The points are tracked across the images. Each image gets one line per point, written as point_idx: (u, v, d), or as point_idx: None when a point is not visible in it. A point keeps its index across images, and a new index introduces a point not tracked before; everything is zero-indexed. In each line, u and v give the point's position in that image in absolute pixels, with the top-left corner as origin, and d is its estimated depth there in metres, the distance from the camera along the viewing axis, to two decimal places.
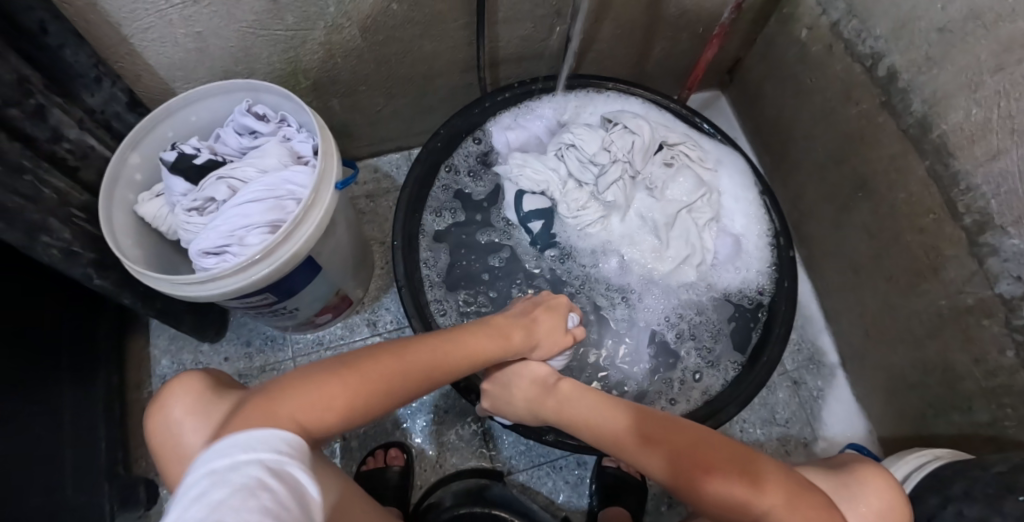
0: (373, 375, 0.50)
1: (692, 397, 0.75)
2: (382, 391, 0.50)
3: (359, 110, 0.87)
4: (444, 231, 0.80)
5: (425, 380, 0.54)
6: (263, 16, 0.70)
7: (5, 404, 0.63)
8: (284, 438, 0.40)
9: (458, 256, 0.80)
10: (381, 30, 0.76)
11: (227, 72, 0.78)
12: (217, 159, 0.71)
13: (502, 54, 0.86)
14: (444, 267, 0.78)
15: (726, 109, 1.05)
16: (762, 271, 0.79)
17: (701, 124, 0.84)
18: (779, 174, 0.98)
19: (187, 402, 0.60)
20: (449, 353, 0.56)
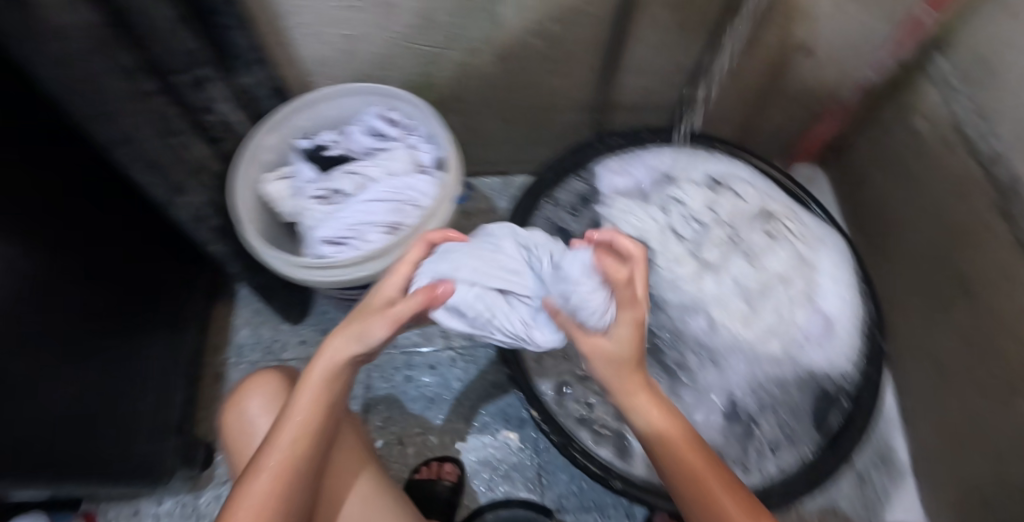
0: (270, 481, 0.50)
1: (766, 471, 0.75)
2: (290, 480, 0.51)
3: (476, 130, 0.92)
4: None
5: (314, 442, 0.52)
6: (413, 30, 0.75)
7: (94, 346, 0.68)
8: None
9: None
10: (516, 60, 0.80)
11: (366, 75, 0.83)
12: (348, 154, 0.75)
13: (620, 99, 0.89)
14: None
15: (825, 187, 1.06)
16: (849, 357, 0.78)
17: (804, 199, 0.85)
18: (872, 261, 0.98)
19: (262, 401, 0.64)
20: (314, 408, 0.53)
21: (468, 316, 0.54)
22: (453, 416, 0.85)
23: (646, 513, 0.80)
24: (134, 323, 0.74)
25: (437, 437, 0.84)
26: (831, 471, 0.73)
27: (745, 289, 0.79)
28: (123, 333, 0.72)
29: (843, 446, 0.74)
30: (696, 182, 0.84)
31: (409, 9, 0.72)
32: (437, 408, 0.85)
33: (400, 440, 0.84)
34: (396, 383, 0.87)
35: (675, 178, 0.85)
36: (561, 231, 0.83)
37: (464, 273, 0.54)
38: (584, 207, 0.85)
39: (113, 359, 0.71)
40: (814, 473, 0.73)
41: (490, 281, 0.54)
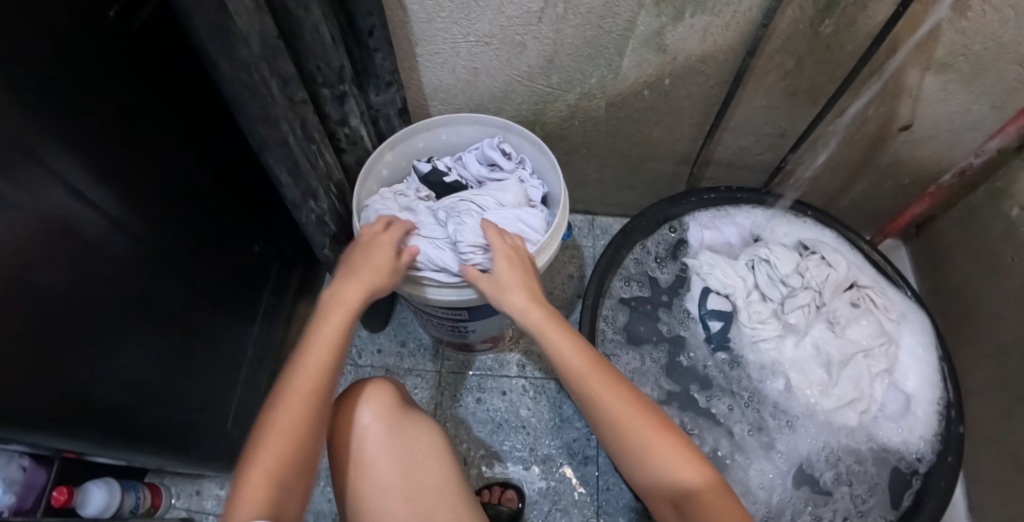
0: (276, 451, 0.50)
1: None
2: (297, 449, 0.51)
3: (572, 169, 0.96)
4: (629, 305, 0.84)
5: (315, 413, 0.53)
6: (535, 70, 0.80)
7: (203, 321, 0.74)
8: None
9: (633, 324, 0.84)
10: (624, 108, 0.84)
11: (480, 106, 0.88)
12: (461, 181, 0.79)
13: (716, 157, 0.92)
14: (619, 327, 0.83)
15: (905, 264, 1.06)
16: (926, 438, 0.78)
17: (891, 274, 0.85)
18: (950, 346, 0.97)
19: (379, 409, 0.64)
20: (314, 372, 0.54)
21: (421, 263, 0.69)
22: (518, 443, 0.86)
23: None
24: (232, 310, 0.80)
25: (500, 462, 0.85)
26: None
27: (827, 356, 0.79)
28: (221, 318, 0.78)
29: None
30: (785, 246, 0.84)
31: (537, 51, 0.77)
32: (503, 434, 0.87)
33: (463, 460, 0.86)
34: (465, 403, 0.89)
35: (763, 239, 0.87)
36: (650, 281, 0.86)
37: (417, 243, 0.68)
38: (671, 261, 0.87)
39: (209, 340, 0.76)
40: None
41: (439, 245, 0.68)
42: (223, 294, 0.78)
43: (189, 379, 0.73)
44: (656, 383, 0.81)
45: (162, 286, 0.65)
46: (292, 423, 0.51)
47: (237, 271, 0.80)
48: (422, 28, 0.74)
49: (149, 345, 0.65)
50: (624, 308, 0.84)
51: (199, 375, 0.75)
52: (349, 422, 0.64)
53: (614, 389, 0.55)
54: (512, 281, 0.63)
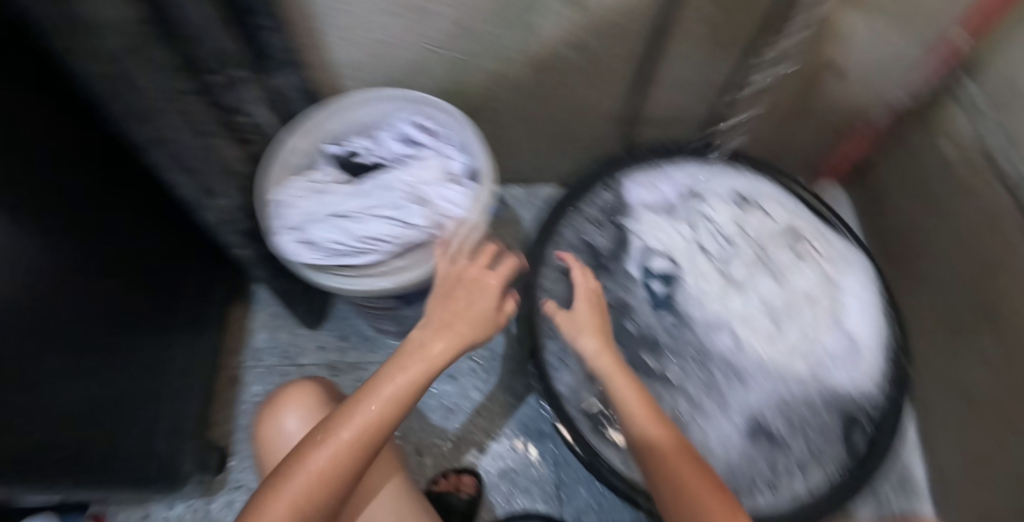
0: (291, 502, 0.47)
1: (797, 490, 0.75)
2: (313, 504, 0.48)
3: (502, 139, 0.92)
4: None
5: (341, 468, 0.49)
6: (446, 37, 0.75)
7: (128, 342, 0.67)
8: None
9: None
10: (546, 70, 0.80)
11: (396, 81, 0.83)
12: (380, 162, 0.74)
13: (648, 113, 0.89)
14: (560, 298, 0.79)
15: (846, 209, 1.06)
16: (875, 378, 0.78)
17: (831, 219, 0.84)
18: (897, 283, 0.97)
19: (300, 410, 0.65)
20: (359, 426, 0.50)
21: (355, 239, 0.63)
22: (472, 426, 0.84)
23: None
24: (161, 322, 0.73)
25: (455, 448, 0.83)
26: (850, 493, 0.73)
27: (771, 308, 0.79)
28: (151, 332, 0.71)
29: (870, 465, 0.74)
30: (723, 199, 0.84)
31: (444, 16, 0.72)
32: (459, 420, 0.84)
33: (420, 451, 0.83)
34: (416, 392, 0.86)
35: (702, 193, 0.84)
36: (591, 248, 0.82)
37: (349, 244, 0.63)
38: (611, 225, 0.83)
39: (142, 358, 0.70)
40: (842, 494, 0.74)
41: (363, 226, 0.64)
42: (151, 306, 0.71)
43: (119, 405, 0.66)
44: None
45: (77, 309, 0.58)
46: (316, 476, 0.48)
47: (162, 281, 0.73)
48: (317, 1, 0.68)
49: (67, 376, 0.58)
50: (564, 278, 0.80)
51: (128, 400, 0.68)
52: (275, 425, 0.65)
53: (666, 449, 0.54)
54: (586, 331, 0.62)
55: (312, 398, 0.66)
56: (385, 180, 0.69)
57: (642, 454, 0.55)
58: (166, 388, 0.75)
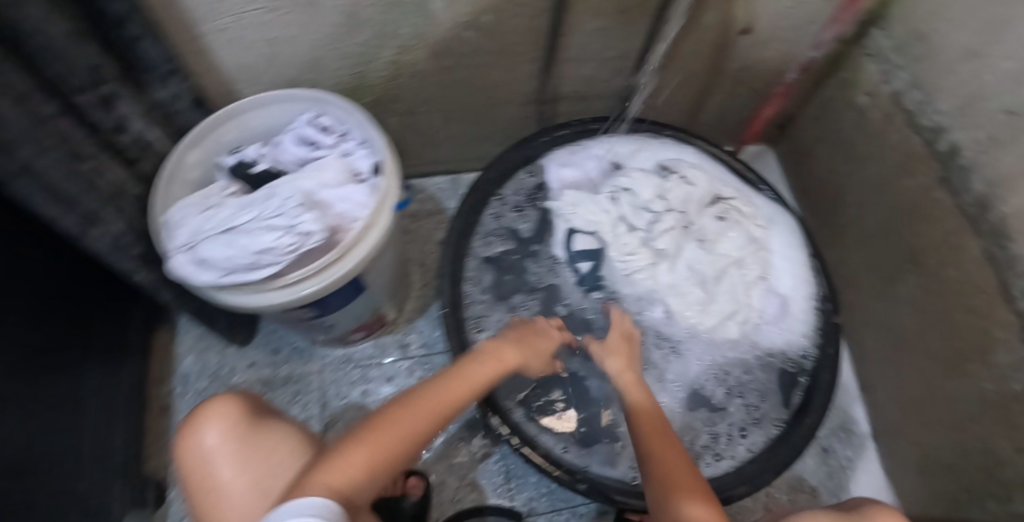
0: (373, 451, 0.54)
1: (737, 454, 0.74)
2: (387, 458, 0.55)
3: (416, 131, 0.89)
4: (496, 264, 0.79)
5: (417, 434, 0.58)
6: (338, 29, 0.72)
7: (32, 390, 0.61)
8: (321, 509, 0.46)
9: (502, 282, 0.79)
10: (449, 55, 0.77)
11: (292, 79, 0.79)
12: (276, 168, 0.71)
13: (564, 90, 0.87)
14: (486, 287, 0.78)
15: (773, 165, 1.09)
16: (806, 334, 0.78)
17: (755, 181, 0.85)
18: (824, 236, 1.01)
19: (225, 426, 0.58)
20: (435, 404, 0.61)
21: (248, 256, 0.57)
22: None
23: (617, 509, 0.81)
24: (69, 362, 0.68)
25: None
26: (794, 454, 0.73)
27: (700, 276, 0.78)
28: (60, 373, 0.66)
29: (809, 422, 0.74)
30: (643, 170, 0.81)
31: (332, 8, 0.68)
32: None
33: None
34: (354, 398, 0.83)
35: (624, 167, 0.83)
36: (515, 235, 0.80)
37: (241, 257, 0.57)
38: (535, 210, 0.82)
39: (53, 402, 0.65)
40: (783, 454, 0.73)
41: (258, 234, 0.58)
42: (50, 345, 0.65)
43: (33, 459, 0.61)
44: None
45: None
46: (395, 436, 0.57)
47: (63, 318, 0.67)
48: (192, 3, 0.64)
49: None
50: (489, 267, 0.79)
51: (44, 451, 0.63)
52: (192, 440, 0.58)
53: (667, 441, 0.63)
54: (608, 352, 0.73)
55: (236, 410, 0.59)
56: (282, 185, 0.63)
57: (644, 445, 0.63)
58: (85, 431, 0.69)
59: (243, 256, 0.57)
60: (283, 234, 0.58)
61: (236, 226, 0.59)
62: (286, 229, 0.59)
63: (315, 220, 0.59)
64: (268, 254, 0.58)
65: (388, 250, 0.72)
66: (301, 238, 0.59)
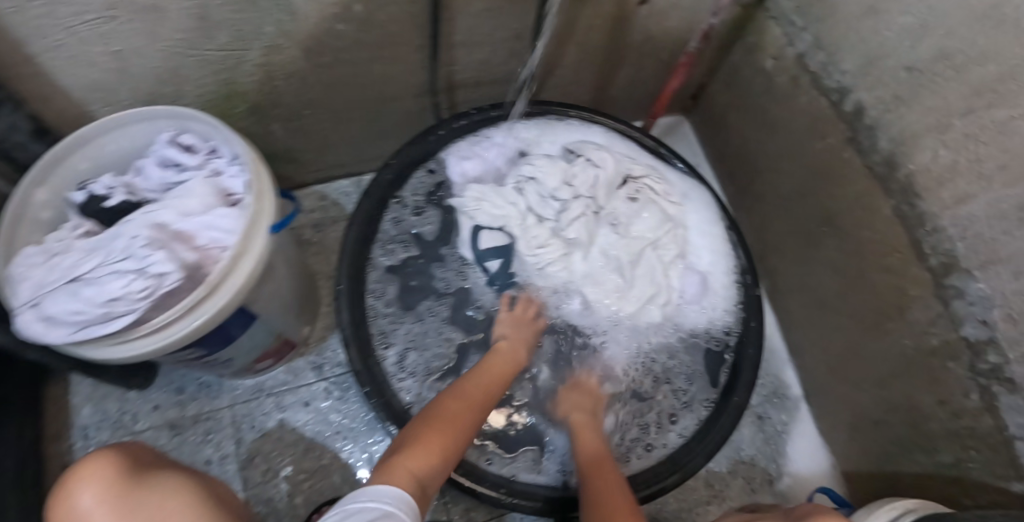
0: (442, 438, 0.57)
1: (669, 442, 0.73)
2: (458, 440, 0.59)
3: (304, 134, 0.83)
4: (401, 274, 0.74)
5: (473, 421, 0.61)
6: (191, 34, 0.64)
7: None
8: (408, 498, 0.50)
9: (408, 290, 0.74)
10: (325, 52, 0.71)
11: (152, 94, 0.71)
12: (133, 199, 0.63)
13: (459, 78, 0.82)
14: (392, 299, 0.73)
15: (689, 135, 1.11)
16: (728, 310, 0.77)
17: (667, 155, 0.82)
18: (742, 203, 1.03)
19: (101, 486, 0.53)
20: (480, 394, 0.64)
21: (97, 308, 0.51)
22: (341, 447, 0.79)
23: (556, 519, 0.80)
24: None
25: (326, 478, 0.77)
26: (729, 431, 0.73)
27: (614, 263, 0.75)
28: None
29: (737, 399, 0.74)
30: (547, 156, 0.78)
31: (179, 10, 0.61)
32: (326, 447, 0.78)
33: (287, 491, 0.76)
34: (270, 429, 0.79)
35: (528, 154, 0.79)
36: (418, 240, 0.76)
37: (86, 314, 0.51)
38: (437, 211, 0.77)
39: None
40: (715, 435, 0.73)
41: (97, 286, 0.52)
42: None
43: None
44: (451, 344, 0.73)
45: None
46: (456, 424, 0.59)
47: None
48: (8, 19, 0.56)
49: None
50: (392, 278, 0.74)
51: None
52: (65, 502, 0.53)
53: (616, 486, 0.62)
54: (577, 410, 0.71)
55: (112, 468, 0.54)
56: (131, 221, 0.56)
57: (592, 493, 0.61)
58: None
59: (91, 309, 0.51)
60: (132, 277, 0.52)
61: (81, 276, 0.53)
62: (135, 272, 0.53)
63: (167, 257, 0.54)
64: (119, 302, 0.52)
65: (276, 272, 0.67)
66: (153, 280, 0.53)
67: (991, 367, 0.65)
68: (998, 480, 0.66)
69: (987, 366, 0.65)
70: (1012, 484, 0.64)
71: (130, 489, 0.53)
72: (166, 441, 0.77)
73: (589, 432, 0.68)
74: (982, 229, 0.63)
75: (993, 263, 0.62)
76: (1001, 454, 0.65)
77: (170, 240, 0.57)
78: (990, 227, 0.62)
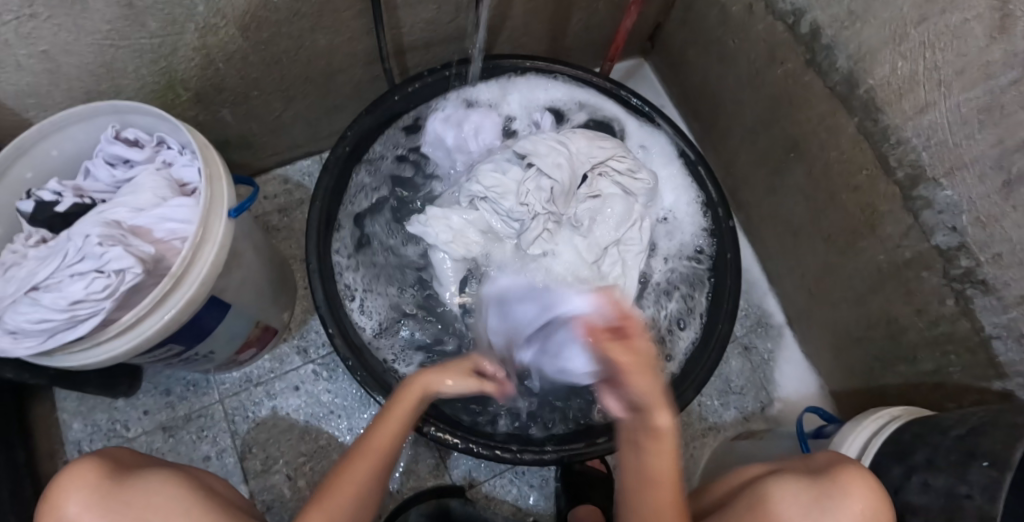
0: (333, 507, 0.54)
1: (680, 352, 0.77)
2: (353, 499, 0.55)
3: (255, 117, 0.81)
4: (378, 231, 0.81)
5: (370, 484, 0.56)
6: (118, 23, 0.61)
7: None
8: None
9: (376, 237, 0.80)
10: (265, 27, 0.69)
11: (92, 91, 0.68)
12: (84, 200, 0.61)
13: (407, 41, 0.81)
14: (353, 250, 0.77)
15: (650, 77, 1.09)
16: (699, 234, 0.81)
17: (629, 97, 0.83)
18: (709, 142, 1.03)
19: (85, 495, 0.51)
20: (380, 439, 0.56)
21: (60, 313, 0.49)
22: (335, 428, 0.79)
23: (557, 471, 0.82)
24: None
25: (326, 458, 0.78)
26: (714, 365, 0.70)
27: (581, 265, 0.71)
28: None
29: (722, 327, 0.73)
30: (503, 161, 0.75)
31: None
32: (322, 429, 0.79)
33: (290, 476, 0.77)
34: (264, 418, 0.78)
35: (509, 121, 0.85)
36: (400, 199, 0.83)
37: (51, 321, 0.50)
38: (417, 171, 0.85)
39: None
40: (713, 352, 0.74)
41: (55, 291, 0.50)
42: None
43: None
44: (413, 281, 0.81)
45: None
46: (353, 478, 0.55)
47: None
48: None
49: None
50: (371, 232, 0.80)
51: None
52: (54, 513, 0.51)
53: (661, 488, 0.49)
54: (650, 393, 0.45)
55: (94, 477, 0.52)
56: (84, 222, 0.54)
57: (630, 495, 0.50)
58: None
59: (55, 315, 0.50)
60: (92, 278, 0.50)
61: (40, 283, 0.51)
62: (94, 271, 0.50)
63: (124, 252, 0.51)
64: (83, 304, 0.50)
65: (244, 257, 0.66)
66: (112, 278, 0.50)
67: (964, 272, 0.66)
68: (978, 381, 0.68)
69: (960, 271, 0.66)
70: (992, 383, 0.67)
71: (114, 494, 0.51)
72: (161, 444, 0.77)
73: (656, 435, 0.47)
74: (945, 136, 0.64)
75: (958, 169, 0.63)
76: (979, 355, 0.67)
77: (129, 234, 0.53)
78: (953, 132, 0.63)
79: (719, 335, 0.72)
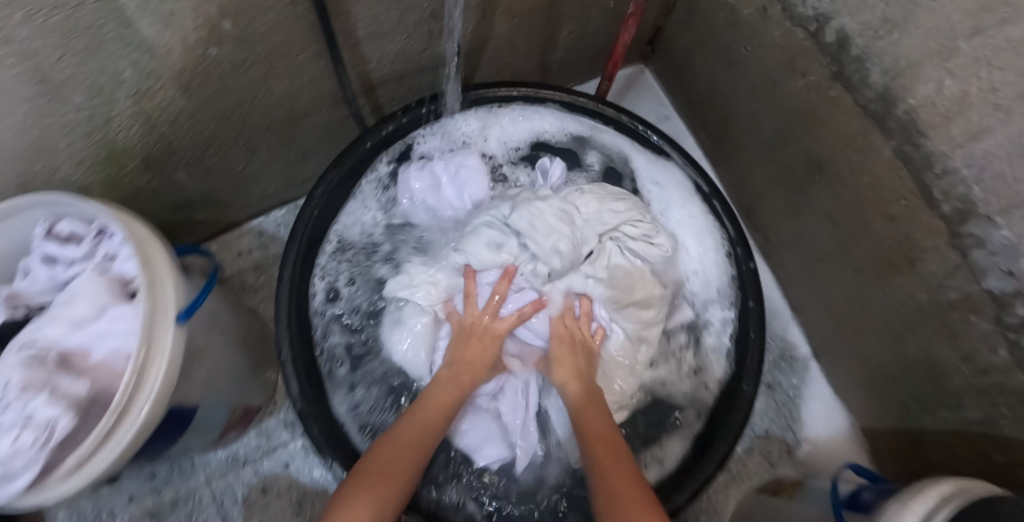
0: (365, 498, 0.50)
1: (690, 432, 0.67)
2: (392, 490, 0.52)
3: (216, 174, 0.73)
4: (359, 285, 0.72)
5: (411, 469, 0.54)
6: (37, 101, 0.53)
7: None
8: None
9: (354, 290, 0.72)
10: (207, 83, 0.60)
11: (25, 173, 0.60)
12: (25, 310, 0.56)
13: (377, 77, 0.72)
14: (337, 300, 0.70)
15: (653, 84, 1.00)
16: (722, 285, 0.72)
17: (647, 133, 0.74)
18: (721, 157, 0.94)
19: None
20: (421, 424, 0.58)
21: None
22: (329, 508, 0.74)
23: None
24: None
25: None
26: (725, 457, 0.62)
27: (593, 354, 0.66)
28: None
29: (744, 390, 0.65)
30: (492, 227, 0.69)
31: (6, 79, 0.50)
32: (315, 509, 0.74)
33: None
34: (253, 501, 0.74)
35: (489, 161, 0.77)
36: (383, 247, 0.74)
37: None
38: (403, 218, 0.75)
39: None
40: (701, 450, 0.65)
41: None
42: None
43: None
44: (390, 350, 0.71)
45: None
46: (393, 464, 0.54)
47: None
48: None
49: None
50: (353, 289, 0.71)
51: None
52: None
53: (601, 422, 0.59)
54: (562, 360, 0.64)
55: None
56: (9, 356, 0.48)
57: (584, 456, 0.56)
58: None
59: None
60: (18, 433, 0.44)
61: None
62: (18, 426, 0.45)
63: (51, 403, 0.46)
64: (13, 461, 0.44)
65: (212, 351, 0.60)
66: (44, 431, 0.45)
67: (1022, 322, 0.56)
68: None
69: (1016, 320, 0.57)
70: None
71: None
72: None
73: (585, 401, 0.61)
74: (1003, 167, 0.54)
75: (1017, 207, 0.53)
76: None
77: (57, 374, 0.48)
78: (1012, 163, 0.54)
79: (736, 415, 0.64)
